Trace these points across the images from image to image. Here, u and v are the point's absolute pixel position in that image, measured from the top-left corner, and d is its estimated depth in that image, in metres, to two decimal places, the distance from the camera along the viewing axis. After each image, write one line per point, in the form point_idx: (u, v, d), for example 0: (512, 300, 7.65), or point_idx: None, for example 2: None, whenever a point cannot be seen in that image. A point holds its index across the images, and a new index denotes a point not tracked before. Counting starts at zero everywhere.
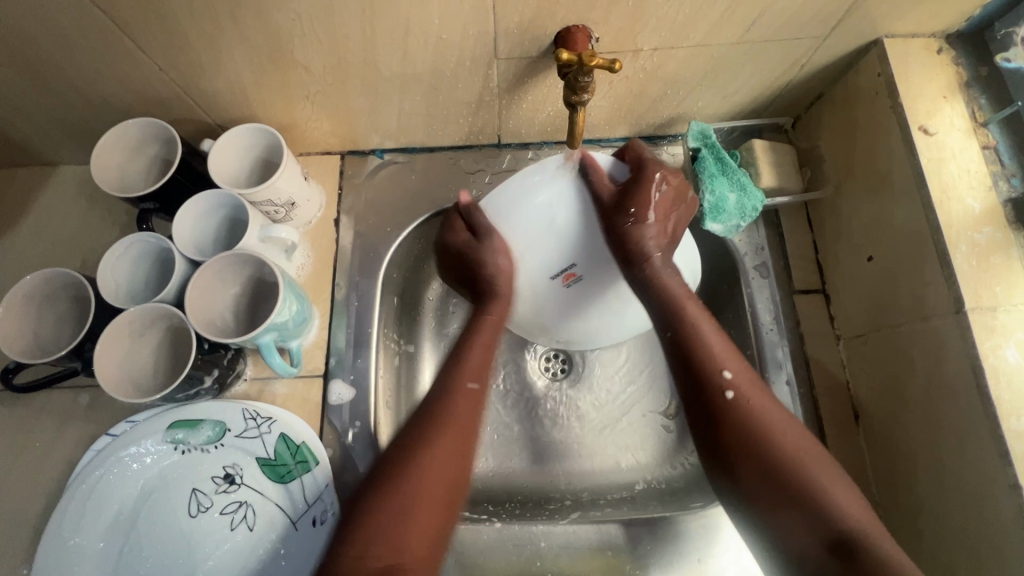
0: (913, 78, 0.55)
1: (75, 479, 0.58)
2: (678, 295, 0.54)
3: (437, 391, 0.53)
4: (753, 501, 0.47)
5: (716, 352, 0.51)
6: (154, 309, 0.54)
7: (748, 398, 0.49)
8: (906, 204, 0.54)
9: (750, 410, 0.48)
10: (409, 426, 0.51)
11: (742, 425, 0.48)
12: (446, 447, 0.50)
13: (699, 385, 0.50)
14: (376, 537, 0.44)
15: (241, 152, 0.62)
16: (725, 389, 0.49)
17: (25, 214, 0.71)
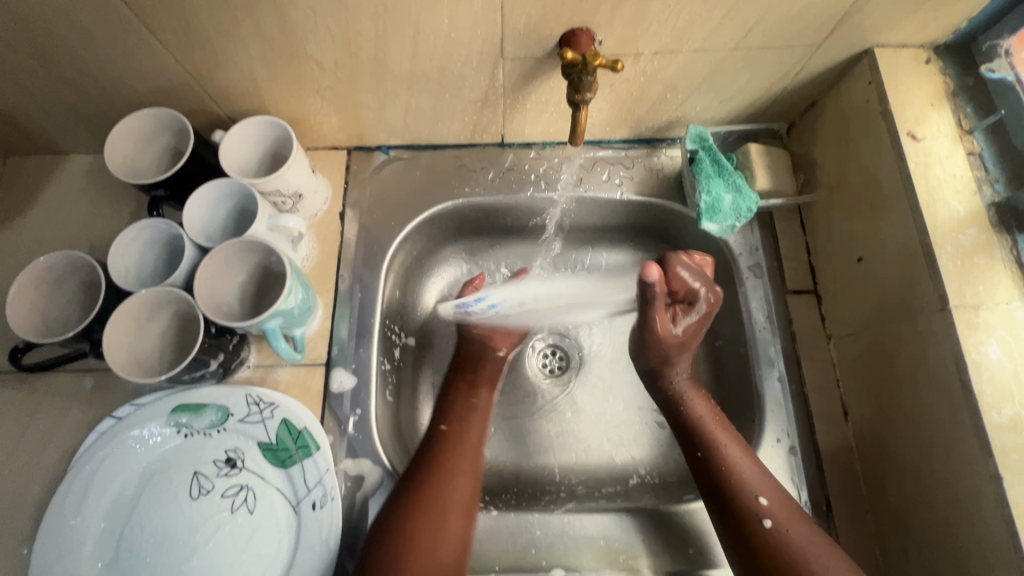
0: (903, 87, 0.57)
1: (79, 461, 0.59)
2: (703, 421, 0.60)
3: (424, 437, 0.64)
4: None
5: (749, 479, 0.56)
6: (163, 292, 0.55)
7: (780, 520, 0.53)
8: (895, 205, 0.56)
9: (783, 534, 0.52)
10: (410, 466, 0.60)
11: (779, 554, 0.51)
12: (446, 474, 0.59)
13: (738, 514, 0.54)
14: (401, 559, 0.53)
15: (252, 144, 0.64)
16: (763, 517, 0.53)
17: (34, 200, 0.72)
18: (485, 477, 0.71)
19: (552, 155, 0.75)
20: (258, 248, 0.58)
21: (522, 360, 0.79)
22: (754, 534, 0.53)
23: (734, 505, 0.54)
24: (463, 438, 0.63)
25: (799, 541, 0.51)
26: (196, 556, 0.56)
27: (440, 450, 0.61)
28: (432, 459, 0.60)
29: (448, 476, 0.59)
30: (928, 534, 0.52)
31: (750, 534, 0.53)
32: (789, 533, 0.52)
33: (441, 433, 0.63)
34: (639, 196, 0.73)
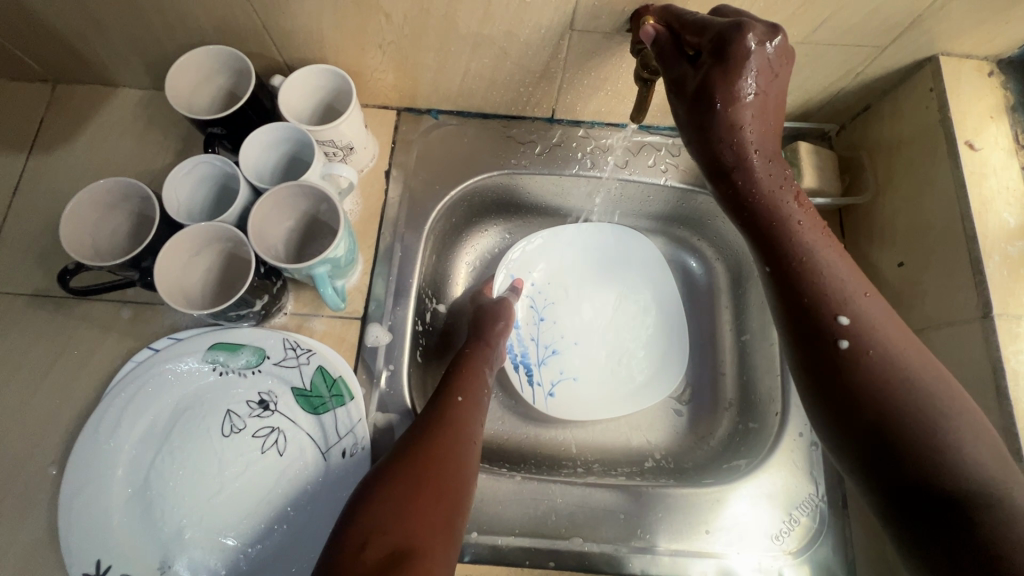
0: (964, 96, 0.58)
1: (114, 387, 0.59)
2: (790, 224, 0.49)
3: (429, 406, 0.59)
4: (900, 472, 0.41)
5: (835, 289, 0.46)
6: (216, 228, 0.55)
7: (867, 342, 0.44)
8: (944, 211, 0.57)
9: (872, 352, 0.44)
10: (409, 435, 0.55)
11: (874, 376, 0.43)
12: (446, 443, 0.53)
13: (810, 338, 0.46)
14: (387, 522, 0.45)
15: (310, 92, 0.64)
16: (840, 338, 0.45)
17: (81, 129, 0.72)
18: (506, 447, 0.73)
19: (599, 136, 0.75)
20: (308, 193, 0.58)
21: (547, 338, 0.79)
22: (828, 358, 0.45)
23: (811, 326, 0.46)
24: (472, 416, 0.58)
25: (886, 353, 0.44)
26: (224, 491, 0.57)
27: (448, 419, 0.56)
28: (434, 426, 0.55)
29: (445, 445, 0.53)
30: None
31: (825, 358, 0.45)
32: (877, 350, 0.44)
33: (456, 404, 0.58)
34: (683, 185, 0.74)
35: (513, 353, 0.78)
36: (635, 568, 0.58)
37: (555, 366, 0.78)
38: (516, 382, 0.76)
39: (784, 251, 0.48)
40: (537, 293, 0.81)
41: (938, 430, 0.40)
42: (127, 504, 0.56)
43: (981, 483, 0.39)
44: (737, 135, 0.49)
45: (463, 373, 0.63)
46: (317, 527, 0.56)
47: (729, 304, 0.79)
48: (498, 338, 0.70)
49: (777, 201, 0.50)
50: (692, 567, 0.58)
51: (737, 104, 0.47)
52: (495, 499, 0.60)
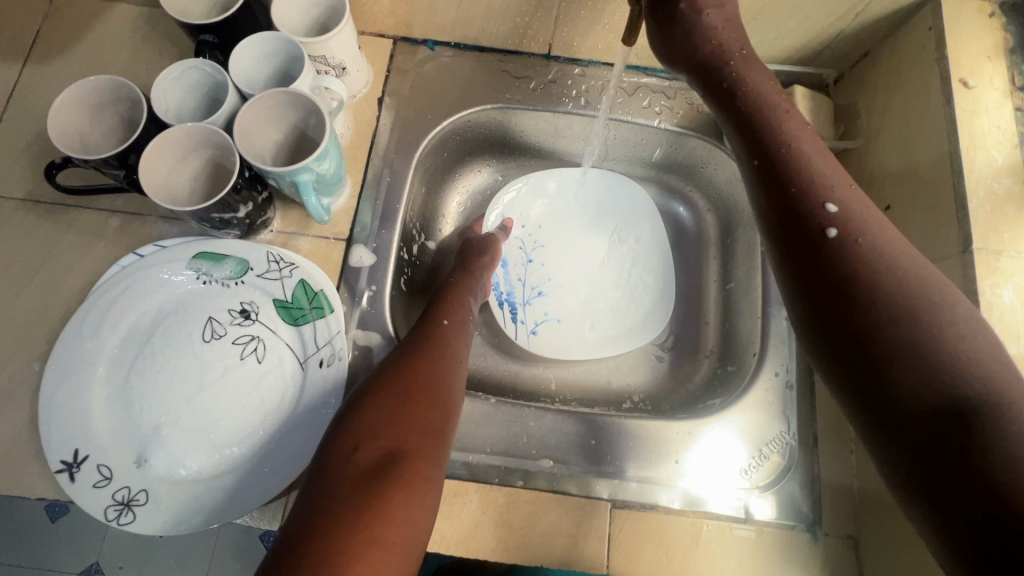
0: (963, 35, 0.57)
1: (99, 289, 0.60)
2: (776, 113, 0.49)
3: (415, 328, 0.60)
4: (896, 380, 0.37)
5: (824, 182, 0.45)
6: (203, 131, 0.55)
7: (857, 228, 0.42)
8: (934, 150, 0.56)
9: (861, 240, 0.42)
10: (395, 353, 0.56)
11: (859, 263, 0.41)
12: (431, 360, 0.54)
13: (799, 228, 0.43)
14: (375, 432, 0.47)
15: (303, 7, 0.63)
16: (827, 226, 0.42)
17: (77, 43, 0.72)
18: (485, 380, 0.74)
19: (596, 75, 0.74)
20: (296, 104, 0.58)
21: (532, 278, 0.80)
22: (817, 249, 0.42)
23: (796, 221, 0.44)
24: (458, 338, 0.60)
25: (876, 247, 0.42)
26: (204, 393, 0.58)
27: (433, 339, 0.57)
28: (421, 345, 0.56)
29: (430, 361, 0.54)
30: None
31: (815, 249, 0.42)
32: (865, 238, 0.42)
33: (442, 327, 0.60)
34: (676, 128, 0.74)
35: (498, 290, 0.78)
36: (602, 493, 0.59)
37: (540, 306, 0.79)
38: (500, 317, 0.76)
39: (769, 145, 0.47)
40: (527, 235, 0.81)
41: (933, 330, 0.37)
42: (108, 399, 0.57)
43: (978, 386, 0.36)
44: (711, 37, 0.52)
45: (448, 299, 0.65)
46: (293, 431, 0.57)
47: (716, 252, 0.79)
48: (483, 271, 0.71)
49: (759, 94, 0.50)
50: (658, 495, 0.59)
51: (703, 14, 0.52)
52: (469, 419, 0.61)
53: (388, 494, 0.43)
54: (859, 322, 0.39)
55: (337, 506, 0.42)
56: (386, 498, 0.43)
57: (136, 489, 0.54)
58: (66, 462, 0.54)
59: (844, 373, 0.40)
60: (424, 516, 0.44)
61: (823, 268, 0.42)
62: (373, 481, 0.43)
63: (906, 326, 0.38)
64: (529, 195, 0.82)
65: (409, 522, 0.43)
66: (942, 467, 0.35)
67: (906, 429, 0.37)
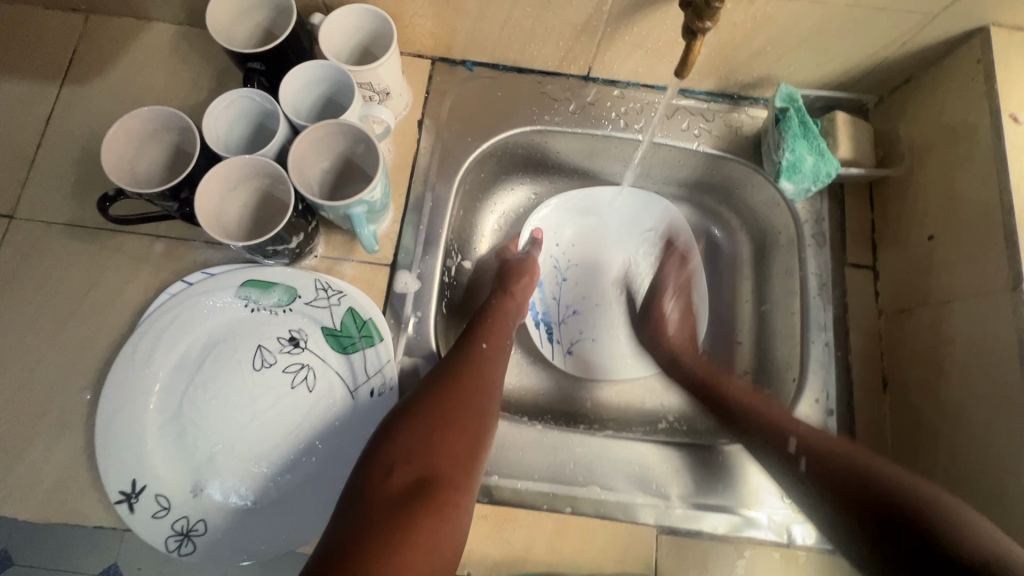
0: (1012, 69, 0.57)
1: (148, 317, 0.60)
2: (722, 386, 0.69)
3: (454, 349, 0.60)
4: (861, 524, 0.55)
5: (792, 424, 0.61)
6: (254, 163, 0.55)
7: (819, 456, 0.58)
8: (982, 185, 0.57)
9: (823, 463, 0.58)
10: (435, 374, 0.56)
11: (822, 481, 0.58)
12: (469, 385, 0.54)
13: (772, 454, 0.61)
14: (410, 454, 0.47)
15: (347, 33, 0.63)
16: (798, 457, 0.59)
17: (113, 63, 0.71)
18: (522, 401, 0.74)
19: (634, 97, 0.74)
20: (346, 134, 0.58)
21: (566, 296, 0.81)
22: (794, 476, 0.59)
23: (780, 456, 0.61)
24: (495, 363, 0.60)
25: (843, 462, 0.58)
26: (253, 423, 0.59)
27: (473, 362, 0.58)
28: (460, 367, 0.56)
29: (468, 385, 0.54)
30: (959, 484, 0.56)
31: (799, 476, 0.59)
32: (820, 452, 0.59)
33: (481, 349, 0.60)
34: (714, 150, 0.74)
35: (535, 311, 0.79)
36: (649, 520, 0.60)
37: (575, 326, 0.80)
38: (537, 338, 0.77)
39: (727, 411, 0.67)
40: (560, 254, 0.82)
41: (876, 478, 0.56)
42: (161, 428, 0.57)
43: (916, 502, 0.54)
44: (662, 347, 0.76)
45: (487, 322, 0.65)
46: (345, 459, 0.58)
47: (750, 273, 0.79)
48: (521, 293, 0.72)
49: (724, 384, 0.70)
50: (704, 520, 0.60)
51: (662, 325, 0.77)
52: (517, 445, 0.62)
53: (418, 520, 0.43)
54: (835, 496, 0.57)
55: (369, 529, 0.42)
56: (416, 525, 0.43)
57: (194, 519, 0.55)
58: (123, 493, 0.55)
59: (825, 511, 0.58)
60: (452, 542, 0.45)
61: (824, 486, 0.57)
62: (405, 505, 0.44)
63: (871, 493, 0.56)
64: (563, 215, 0.82)
65: (436, 549, 0.43)
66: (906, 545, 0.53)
67: (895, 536, 0.53)
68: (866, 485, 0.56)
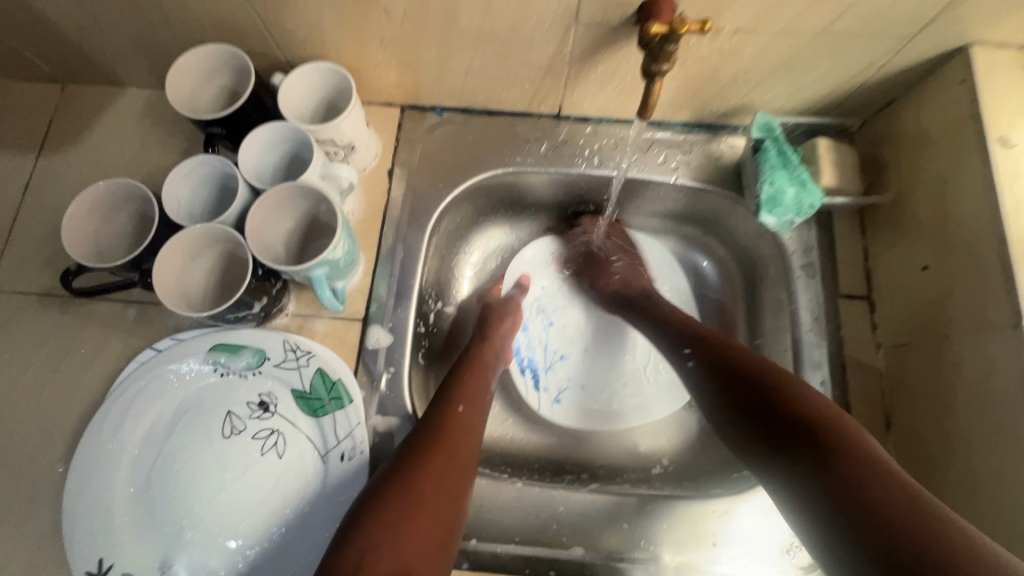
0: (998, 88, 0.54)
1: (119, 386, 0.60)
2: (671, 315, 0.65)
3: (429, 414, 0.56)
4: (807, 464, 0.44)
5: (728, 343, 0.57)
6: (214, 230, 0.55)
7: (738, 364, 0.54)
8: (974, 212, 0.54)
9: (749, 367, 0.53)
10: (406, 446, 0.53)
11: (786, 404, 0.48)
12: (441, 460, 0.51)
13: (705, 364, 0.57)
14: (378, 550, 0.44)
15: (310, 90, 0.63)
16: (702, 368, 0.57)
17: (90, 129, 0.72)
18: (508, 450, 0.71)
19: (608, 131, 0.72)
20: (308, 195, 0.57)
21: (551, 339, 0.78)
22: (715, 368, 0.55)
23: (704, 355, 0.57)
24: (472, 428, 0.56)
25: (813, 401, 0.48)
26: (222, 494, 0.57)
27: (447, 431, 0.54)
28: (434, 439, 0.53)
29: (440, 460, 0.51)
30: None
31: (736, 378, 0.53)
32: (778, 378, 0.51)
33: (457, 414, 0.56)
34: (694, 182, 0.71)
35: (521, 357, 0.75)
36: None
37: (562, 372, 0.76)
38: (522, 387, 0.73)
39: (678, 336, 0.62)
40: (548, 297, 0.79)
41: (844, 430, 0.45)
42: (129, 504, 0.56)
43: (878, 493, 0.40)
44: (604, 276, 0.76)
45: (464, 379, 0.61)
46: (316, 529, 0.56)
47: (741, 308, 0.76)
48: (501, 338, 0.69)
49: (667, 312, 0.66)
50: None
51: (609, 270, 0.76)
52: (495, 505, 0.59)
53: None
54: (784, 419, 0.48)
55: None
56: None
57: None
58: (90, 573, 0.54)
59: (752, 444, 0.50)
60: None
61: (753, 404, 0.50)
62: None
63: (820, 445, 0.44)
64: (544, 258, 0.80)
65: None
66: (851, 497, 0.41)
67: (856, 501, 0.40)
68: (798, 413, 0.47)
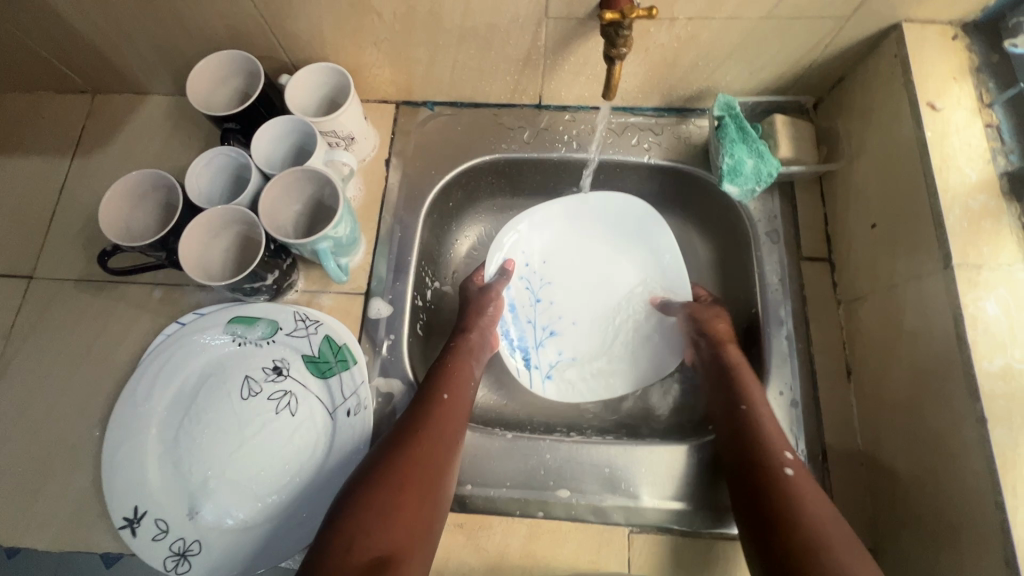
0: (928, 59, 0.60)
1: (149, 356, 0.67)
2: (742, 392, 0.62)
3: (416, 398, 0.63)
4: None
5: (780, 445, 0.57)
6: (231, 211, 0.62)
7: (804, 481, 0.54)
8: (909, 170, 0.59)
9: (798, 491, 0.53)
10: (394, 430, 0.59)
11: (808, 527, 0.50)
12: (427, 445, 0.57)
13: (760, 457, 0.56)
14: (369, 529, 0.50)
15: (314, 88, 0.71)
16: (786, 465, 0.55)
17: (117, 133, 0.80)
18: (502, 413, 0.77)
19: (586, 119, 0.79)
20: (313, 178, 0.64)
21: (538, 318, 0.82)
22: (772, 477, 0.54)
23: (759, 455, 0.56)
24: (456, 414, 0.62)
25: (810, 508, 0.51)
26: (242, 448, 0.63)
27: (432, 417, 0.60)
28: (420, 423, 0.59)
29: (429, 442, 0.58)
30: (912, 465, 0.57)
31: (774, 477, 0.54)
32: (798, 491, 0.53)
33: (442, 401, 0.62)
34: (666, 161, 0.77)
35: (511, 339, 0.80)
36: (618, 519, 0.62)
37: (553, 347, 0.81)
38: (514, 367, 0.78)
39: (740, 422, 0.60)
40: (535, 275, 0.84)
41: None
42: (160, 457, 0.63)
43: None
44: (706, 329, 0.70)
45: (448, 368, 0.66)
46: (325, 476, 0.62)
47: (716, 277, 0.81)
48: (482, 327, 0.73)
49: (754, 397, 0.62)
50: (674, 516, 0.62)
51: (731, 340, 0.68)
52: (487, 454, 0.65)
53: None
54: (797, 549, 0.49)
55: None
56: None
57: (189, 539, 0.60)
58: (127, 518, 0.60)
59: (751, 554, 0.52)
60: None
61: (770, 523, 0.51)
62: None
63: None
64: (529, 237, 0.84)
65: None
66: None
67: None
68: (813, 553, 0.48)
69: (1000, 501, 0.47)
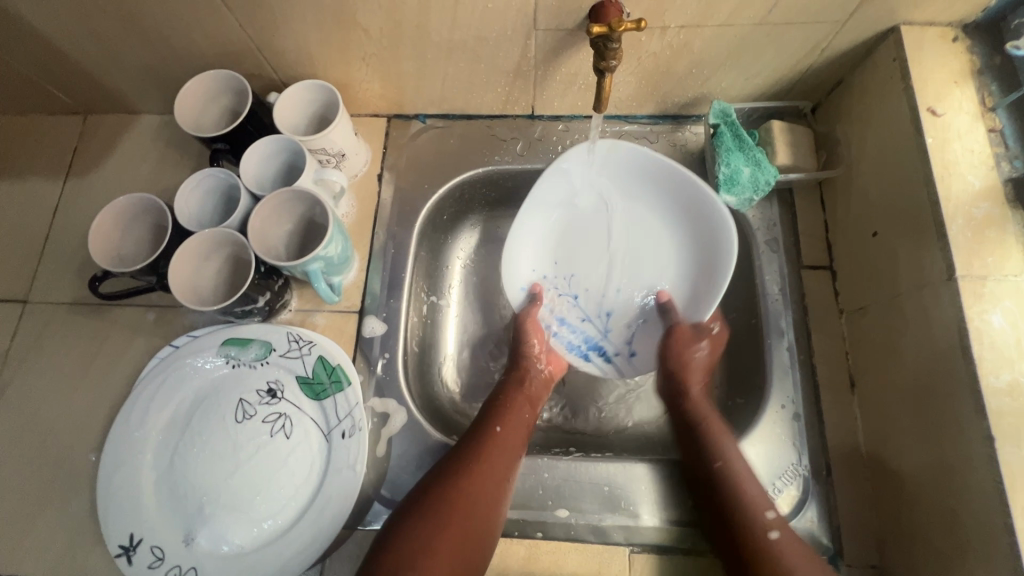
0: (928, 63, 0.58)
1: (143, 380, 0.66)
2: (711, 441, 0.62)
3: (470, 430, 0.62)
4: None
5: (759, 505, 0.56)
6: (221, 234, 0.61)
7: (790, 541, 0.54)
8: (911, 178, 0.58)
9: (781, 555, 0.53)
10: (448, 460, 0.59)
11: None
12: (480, 481, 0.57)
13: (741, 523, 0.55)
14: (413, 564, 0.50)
15: (303, 105, 0.70)
16: (769, 528, 0.55)
17: (109, 153, 0.80)
18: None
19: (579, 128, 0.78)
20: (303, 199, 0.64)
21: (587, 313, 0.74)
22: (756, 542, 0.54)
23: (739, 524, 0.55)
24: (511, 452, 0.61)
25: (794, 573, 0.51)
26: (237, 472, 0.63)
27: (485, 453, 0.59)
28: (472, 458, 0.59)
29: (480, 478, 0.57)
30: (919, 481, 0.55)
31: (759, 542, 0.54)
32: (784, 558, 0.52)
33: (495, 434, 0.61)
34: None
35: (576, 347, 0.74)
36: (619, 538, 0.61)
37: (620, 327, 0.73)
38: (603, 369, 0.72)
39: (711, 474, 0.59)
40: (559, 278, 0.74)
41: None
42: (156, 482, 0.62)
43: None
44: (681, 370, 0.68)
45: (504, 402, 0.66)
46: (319, 500, 0.61)
47: None
48: (530, 360, 0.70)
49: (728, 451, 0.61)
50: (674, 534, 0.61)
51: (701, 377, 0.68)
52: None
53: None
54: None
55: None
56: None
57: (186, 566, 0.59)
58: (123, 546, 0.60)
59: None
60: None
61: None
62: None
63: None
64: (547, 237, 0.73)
65: None
66: None
67: None
68: None
69: (1009, 523, 0.46)
